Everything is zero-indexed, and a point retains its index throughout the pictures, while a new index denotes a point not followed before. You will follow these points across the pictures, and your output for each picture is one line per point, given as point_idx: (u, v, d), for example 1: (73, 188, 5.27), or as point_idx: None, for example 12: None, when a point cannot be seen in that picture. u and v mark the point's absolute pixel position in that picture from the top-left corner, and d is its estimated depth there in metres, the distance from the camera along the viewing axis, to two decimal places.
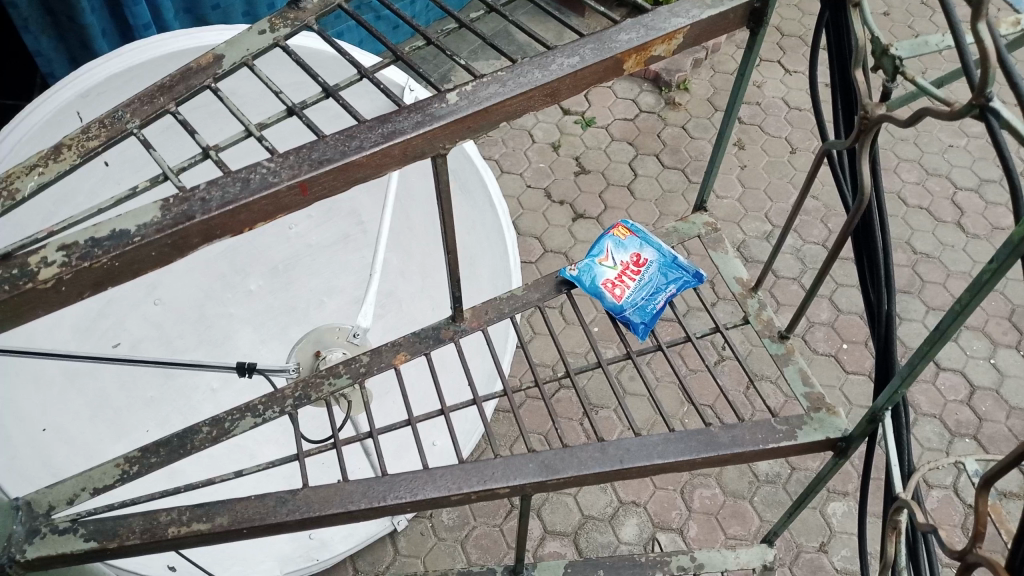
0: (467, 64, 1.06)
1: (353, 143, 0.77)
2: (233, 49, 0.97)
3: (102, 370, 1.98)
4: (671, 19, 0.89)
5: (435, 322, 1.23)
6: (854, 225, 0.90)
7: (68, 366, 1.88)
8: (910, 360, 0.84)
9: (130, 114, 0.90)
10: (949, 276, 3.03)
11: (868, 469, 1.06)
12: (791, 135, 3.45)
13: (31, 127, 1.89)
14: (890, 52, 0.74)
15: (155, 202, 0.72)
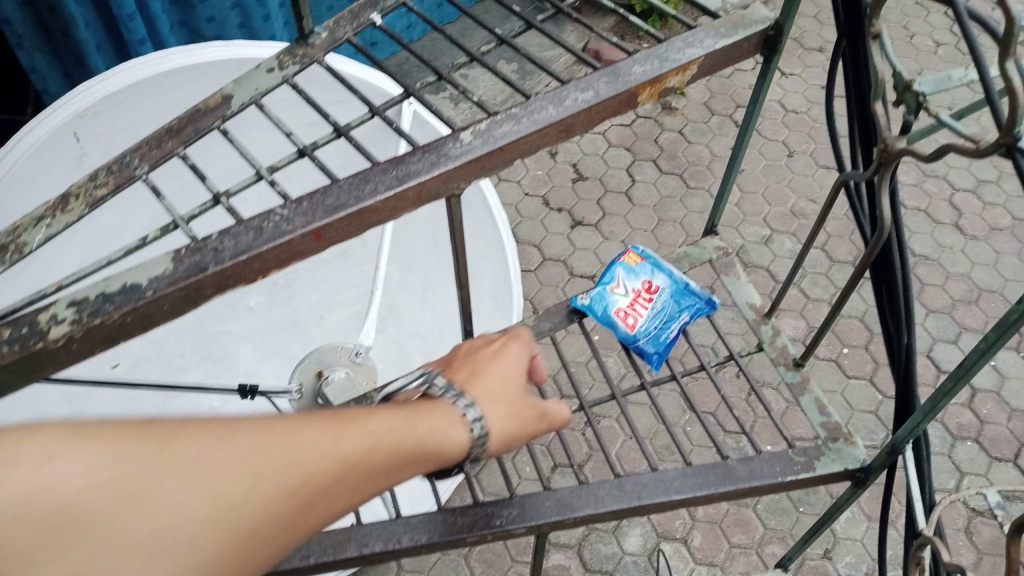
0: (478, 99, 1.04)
1: (366, 187, 0.76)
2: (241, 88, 0.95)
3: (102, 393, 1.96)
4: (685, 49, 0.88)
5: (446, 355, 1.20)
6: (875, 258, 0.88)
7: (67, 390, 1.85)
8: (933, 395, 0.83)
9: (138, 159, 0.88)
10: (948, 278, 3.03)
11: (888, 499, 1.04)
12: (788, 138, 3.44)
13: (28, 148, 1.88)
14: (914, 88, 0.72)
15: (166, 253, 0.71)
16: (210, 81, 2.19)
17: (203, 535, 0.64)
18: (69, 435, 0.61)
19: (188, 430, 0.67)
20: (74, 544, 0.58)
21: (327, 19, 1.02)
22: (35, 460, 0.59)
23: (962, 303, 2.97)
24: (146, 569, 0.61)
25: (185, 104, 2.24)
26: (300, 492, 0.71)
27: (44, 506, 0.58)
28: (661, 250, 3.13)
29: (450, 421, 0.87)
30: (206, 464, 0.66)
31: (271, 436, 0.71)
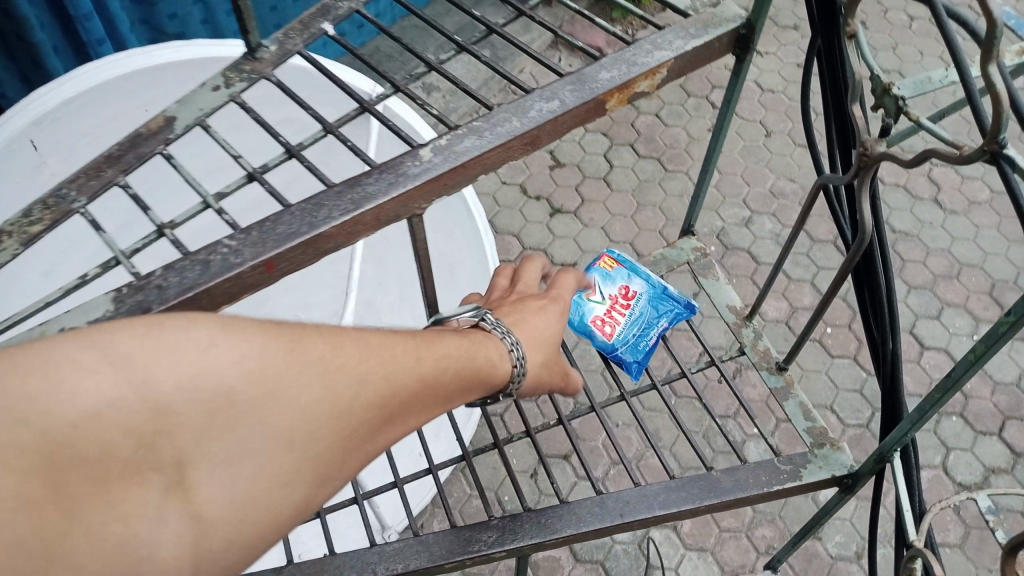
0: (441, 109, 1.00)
1: (320, 214, 0.72)
2: (184, 108, 0.95)
3: None
4: (654, 52, 0.85)
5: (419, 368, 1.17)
6: (856, 263, 0.85)
7: None
8: (919, 405, 0.80)
9: (75, 191, 0.86)
10: (928, 254, 3.03)
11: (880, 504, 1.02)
12: (765, 118, 3.41)
13: None
14: (894, 92, 0.69)
15: (105, 294, 0.67)
16: (169, 82, 2.13)
17: (331, 431, 0.70)
18: (220, 327, 0.65)
19: (310, 335, 0.71)
20: (227, 433, 0.63)
21: (275, 31, 1.02)
22: (194, 352, 0.62)
23: (942, 279, 2.96)
24: (273, 459, 0.66)
25: (147, 107, 2.17)
26: (404, 401, 0.76)
27: (204, 394, 0.62)
28: (641, 235, 3.10)
29: (498, 354, 0.93)
30: (331, 369, 0.70)
31: (377, 346, 0.76)
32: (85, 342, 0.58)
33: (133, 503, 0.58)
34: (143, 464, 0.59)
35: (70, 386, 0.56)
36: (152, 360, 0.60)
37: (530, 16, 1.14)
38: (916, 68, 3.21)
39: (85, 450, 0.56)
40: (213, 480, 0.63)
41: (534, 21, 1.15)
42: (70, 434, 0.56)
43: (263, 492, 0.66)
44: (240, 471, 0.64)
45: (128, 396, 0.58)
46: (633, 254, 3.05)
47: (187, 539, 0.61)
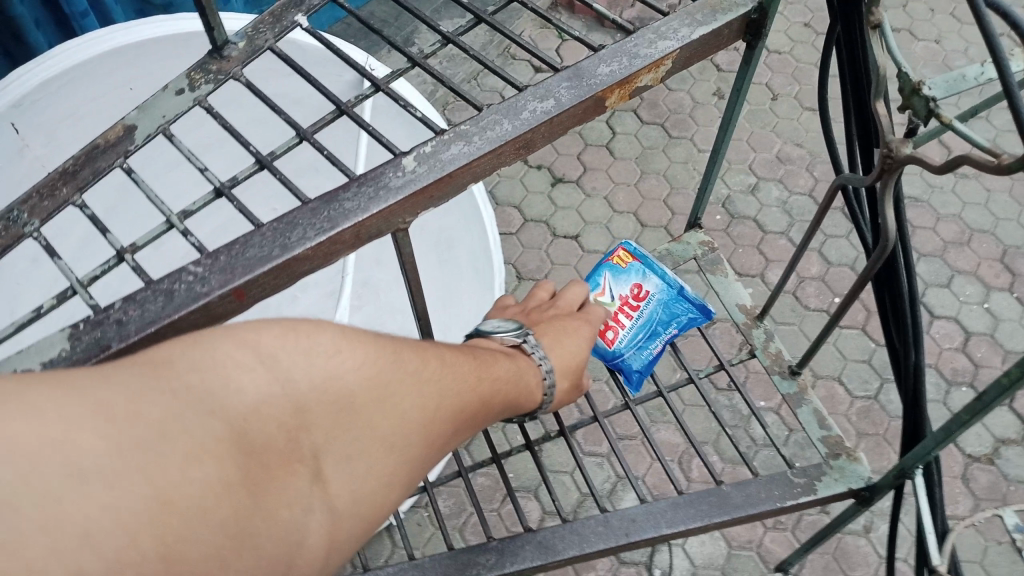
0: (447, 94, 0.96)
1: (294, 234, 0.66)
2: (146, 116, 0.93)
3: None
4: (657, 42, 0.78)
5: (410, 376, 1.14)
6: (876, 270, 0.79)
7: None
8: (945, 426, 0.75)
9: (28, 214, 0.86)
10: (938, 220, 2.94)
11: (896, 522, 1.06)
12: (772, 80, 3.30)
13: None
14: (924, 93, 0.63)
15: (61, 330, 0.63)
16: (155, 58, 2.04)
17: (422, 438, 0.77)
18: (340, 335, 0.71)
19: (403, 349, 0.78)
20: (349, 431, 0.70)
21: (244, 26, 1.00)
22: (324, 356, 0.68)
23: (953, 246, 2.89)
24: (380, 460, 0.73)
25: (131, 85, 2.08)
26: (472, 413, 0.85)
27: (333, 397, 0.68)
28: (645, 205, 3.03)
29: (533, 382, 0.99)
30: (421, 380, 0.77)
31: (450, 365, 0.83)
32: (236, 341, 0.63)
33: (287, 490, 0.65)
34: (291, 456, 0.65)
35: (235, 382, 0.62)
36: (293, 360, 0.66)
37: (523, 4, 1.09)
38: (927, 26, 3.09)
39: (254, 441, 0.62)
40: (339, 473, 0.69)
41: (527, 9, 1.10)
42: (241, 426, 0.62)
43: (377, 484, 0.72)
44: (360, 466, 0.71)
45: (280, 395, 0.64)
46: (636, 224, 2.98)
47: (323, 524, 0.68)
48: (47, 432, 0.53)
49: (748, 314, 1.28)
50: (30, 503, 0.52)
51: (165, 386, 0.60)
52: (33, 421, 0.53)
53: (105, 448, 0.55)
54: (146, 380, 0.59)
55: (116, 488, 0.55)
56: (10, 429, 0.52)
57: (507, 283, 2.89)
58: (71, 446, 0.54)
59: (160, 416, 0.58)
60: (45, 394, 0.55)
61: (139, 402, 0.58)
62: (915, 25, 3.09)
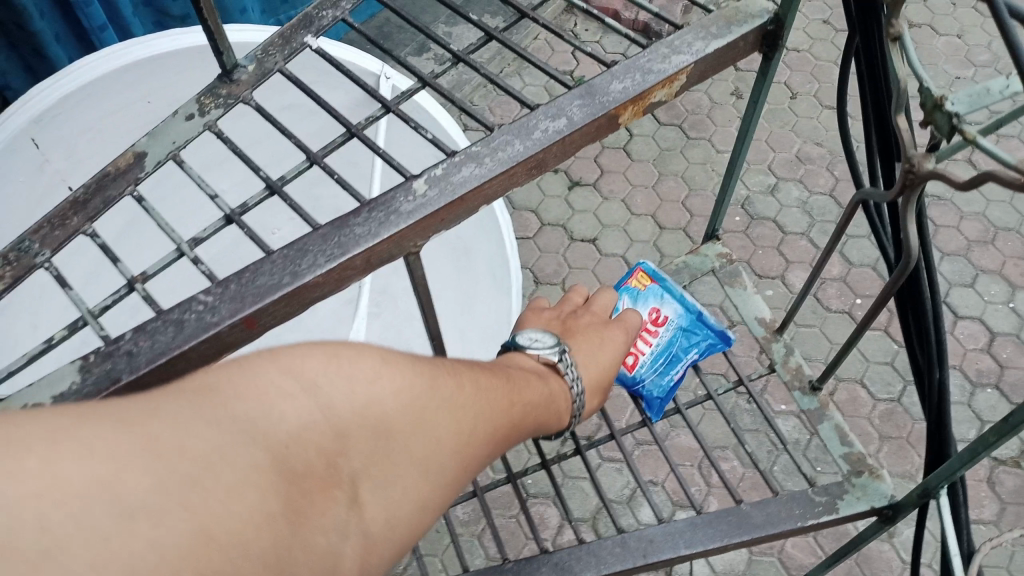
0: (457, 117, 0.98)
1: (304, 261, 0.66)
2: (157, 143, 0.94)
3: None
4: (671, 57, 0.76)
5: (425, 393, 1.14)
6: (897, 287, 0.77)
7: None
8: (970, 446, 0.74)
9: (39, 243, 0.87)
10: (962, 218, 2.89)
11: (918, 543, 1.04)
12: (791, 79, 3.26)
13: None
14: (946, 109, 0.61)
15: (72, 362, 0.63)
16: (172, 72, 2.05)
17: (464, 460, 0.69)
18: (382, 356, 0.65)
19: (441, 366, 0.71)
20: (391, 457, 0.63)
21: (255, 48, 1.00)
22: (365, 379, 0.62)
23: (977, 245, 2.84)
24: (423, 484, 0.65)
25: (148, 98, 2.09)
26: (508, 437, 0.78)
27: (371, 420, 0.61)
28: (663, 207, 3.01)
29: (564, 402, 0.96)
30: (461, 399, 0.71)
31: (488, 385, 0.77)
32: (280, 367, 0.58)
33: (326, 519, 0.57)
34: (331, 482, 0.58)
35: (274, 407, 0.56)
36: (333, 383, 0.60)
37: (534, 20, 1.09)
38: (949, 21, 3.04)
39: (294, 468, 0.55)
40: (378, 499, 0.62)
41: (538, 24, 1.09)
42: (283, 454, 0.55)
43: (418, 513, 0.65)
44: (401, 490, 0.63)
45: (322, 419, 0.58)
46: (654, 227, 2.96)
47: (362, 556, 0.59)
48: (94, 471, 0.48)
49: (767, 327, 1.26)
50: (67, 547, 0.45)
51: (204, 413, 0.54)
52: (81, 458, 0.48)
53: (145, 485, 0.49)
54: (189, 407, 0.54)
55: (153, 528, 0.48)
56: (59, 468, 0.47)
57: (525, 288, 2.88)
58: (116, 484, 0.48)
59: (199, 446, 0.52)
60: (86, 428, 0.49)
61: (178, 432, 0.52)
62: (936, 21, 3.04)
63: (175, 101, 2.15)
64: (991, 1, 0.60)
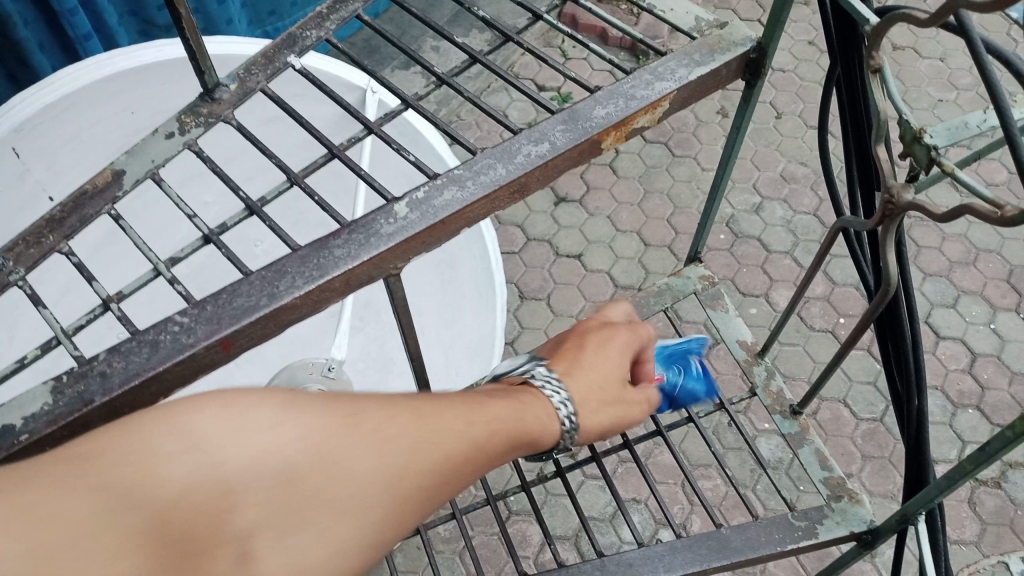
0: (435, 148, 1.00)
1: (281, 283, 0.65)
2: (136, 160, 0.93)
3: None
4: (654, 83, 0.77)
5: None
6: (877, 313, 0.78)
7: None
8: (947, 474, 0.74)
9: (14, 261, 0.86)
10: (944, 240, 2.92)
11: None
12: (776, 98, 3.28)
13: None
14: (925, 142, 0.61)
15: (44, 383, 0.62)
16: (156, 83, 2.05)
17: (400, 494, 0.63)
18: (291, 398, 0.60)
19: (371, 401, 0.66)
20: (302, 506, 0.57)
21: (237, 67, 0.99)
22: (267, 426, 0.58)
23: (959, 266, 2.86)
24: (346, 526, 0.59)
25: (132, 108, 2.08)
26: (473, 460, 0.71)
27: (277, 465, 0.57)
28: (648, 224, 3.02)
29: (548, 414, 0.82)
30: (394, 431, 0.65)
31: (438, 408, 0.70)
32: (165, 424, 0.54)
33: None
34: (222, 541, 0.53)
35: (158, 466, 0.52)
36: (230, 431, 0.56)
37: (519, 43, 1.09)
38: (933, 44, 3.08)
39: (175, 529, 0.51)
40: (291, 550, 0.56)
41: (523, 48, 1.10)
42: (163, 515, 0.51)
43: (339, 561, 0.58)
44: (318, 538, 0.58)
45: (209, 474, 0.54)
46: (639, 243, 2.97)
47: None
48: None
49: (749, 351, 1.27)
50: None
51: (80, 479, 0.51)
52: None
53: (7, 552, 0.46)
54: (65, 477, 0.51)
55: None
56: None
57: (509, 303, 2.88)
58: None
59: (67, 517, 0.49)
60: None
61: (48, 507, 0.49)
62: (920, 44, 3.07)
63: (158, 111, 2.15)
64: (969, 36, 0.61)
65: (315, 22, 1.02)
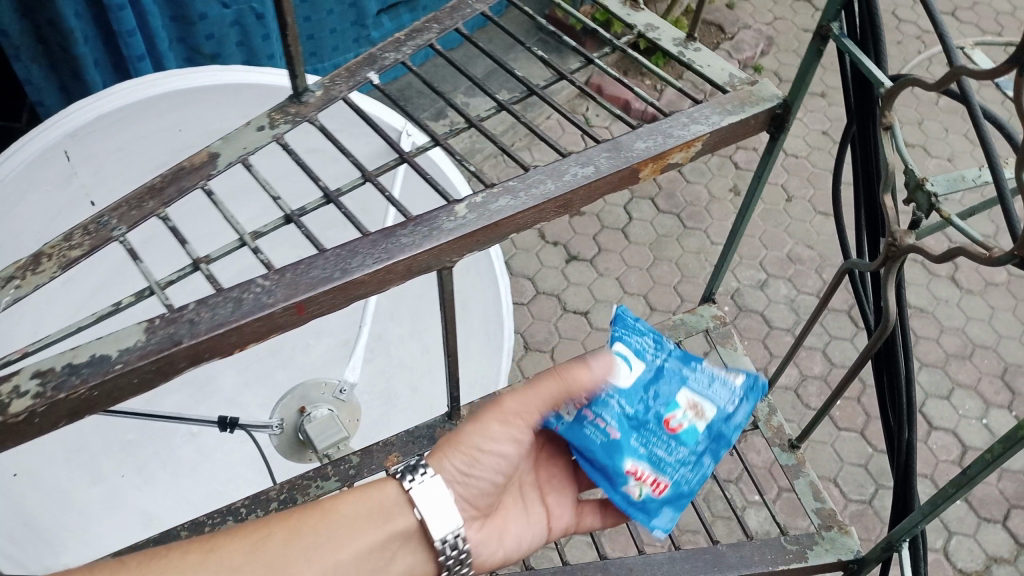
0: (472, 170, 1.12)
1: (353, 261, 0.74)
2: (229, 146, 1.08)
3: (90, 437, 2.07)
4: (690, 126, 0.87)
5: (430, 422, 1.33)
6: (877, 349, 0.86)
7: (65, 443, 1.99)
8: (931, 500, 0.82)
9: (116, 219, 1.00)
10: (942, 332, 2.99)
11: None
12: (787, 182, 3.41)
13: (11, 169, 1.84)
14: (926, 188, 0.71)
15: (139, 323, 0.70)
16: (204, 104, 2.16)
17: None
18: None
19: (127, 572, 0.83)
20: None
21: (322, 77, 1.13)
22: None
23: (956, 358, 2.93)
24: None
25: (180, 126, 2.20)
26: None
27: None
28: (655, 289, 3.11)
29: (373, 499, 1.01)
30: None
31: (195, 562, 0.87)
32: None
33: None
34: None
35: None
36: None
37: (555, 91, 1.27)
38: (941, 144, 3.22)
39: None
40: None
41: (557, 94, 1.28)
42: None
43: None
44: None
45: None
46: (645, 307, 3.07)
47: None
48: None
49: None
50: None
51: None
52: None
53: None
54: None
55: None
56: None
57: (514, 352, 2.96)
58: None
59: None
60: None
61: None
62: (930, 143, 3.22)
63: (205, 132, 2.26)
64: (971, 104, 0.71)
65: (394, 45, 1.15)
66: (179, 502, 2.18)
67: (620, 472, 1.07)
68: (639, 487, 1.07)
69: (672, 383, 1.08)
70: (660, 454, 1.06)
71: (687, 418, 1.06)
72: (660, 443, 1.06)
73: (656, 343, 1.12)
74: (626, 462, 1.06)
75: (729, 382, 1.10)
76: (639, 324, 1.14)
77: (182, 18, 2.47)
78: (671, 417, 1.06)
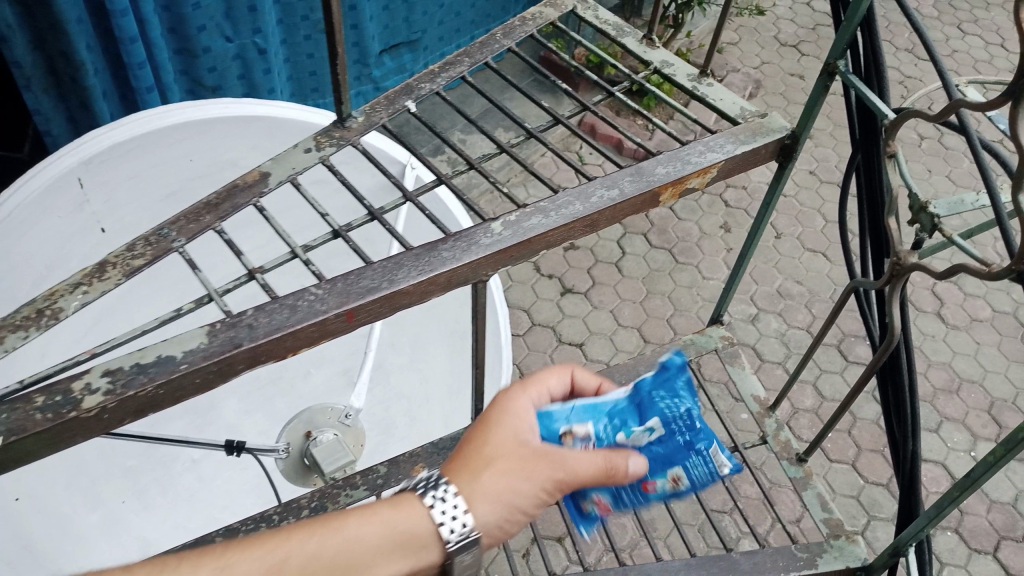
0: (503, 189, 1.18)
1: (399, 273, 0.83)
2: (279, 166, 1.18)
3: (93, 462, 2.07)
4: (706, 153, 0.93)
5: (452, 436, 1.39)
6: (882, 362, 0.93)
7: (66, 469, 1.98)
8: (936, 503, 0.89)
9: (176, 231, 1.11)
10: (930, 366, 3.06)
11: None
12: (776, 220, 3.50)
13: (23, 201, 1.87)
14: (929, 210, 0.78)
15: (201, 327, 0.79)
16: (219, 136, 2.23)
17: None
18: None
19: None
20: None
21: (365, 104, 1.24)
22: None
23: (943, 393, 3.00)
24: None
25: (191, 157, 2.25)
26: None
27: None
28: (649, 322, 3.17)
29: (392, 528, 0.85)
30: None
31: None
32: None
33: None
34: None
35: None
36: None
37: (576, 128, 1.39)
38: (924, 185, 3.32)
39: None
40: None
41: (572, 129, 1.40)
42: None
43: None
44: None
45: None
46: (639, 339, 3.12)
47: None
48: None
49: (761, 404, 1.45)
50: None
51: None
52: None
53: None
54: None
55: None
56: None
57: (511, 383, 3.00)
58: None
59: None
60: None
61: None
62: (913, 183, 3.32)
63: (214, 161, 2.32)
64: (970, 137, 0.79)
65: (429, 78, 1.25)
66: (178, 529, 2.18)
67: (586, 496, 1.10)
68: (591, 505, 1.11)
69: (672, 458, 1.06)
70: (625, 497, 1.09)
71: (664, 486, 1.08)
72: (629, 492, 1.09)
73: (688, 418, 1.06)
74: (594, 492, 1.09)
75: (719, 469, 1.09)
76: (683, 395, 1.07)
77: (186, 51, 2.53)
78: (651, 482, 1.07)
